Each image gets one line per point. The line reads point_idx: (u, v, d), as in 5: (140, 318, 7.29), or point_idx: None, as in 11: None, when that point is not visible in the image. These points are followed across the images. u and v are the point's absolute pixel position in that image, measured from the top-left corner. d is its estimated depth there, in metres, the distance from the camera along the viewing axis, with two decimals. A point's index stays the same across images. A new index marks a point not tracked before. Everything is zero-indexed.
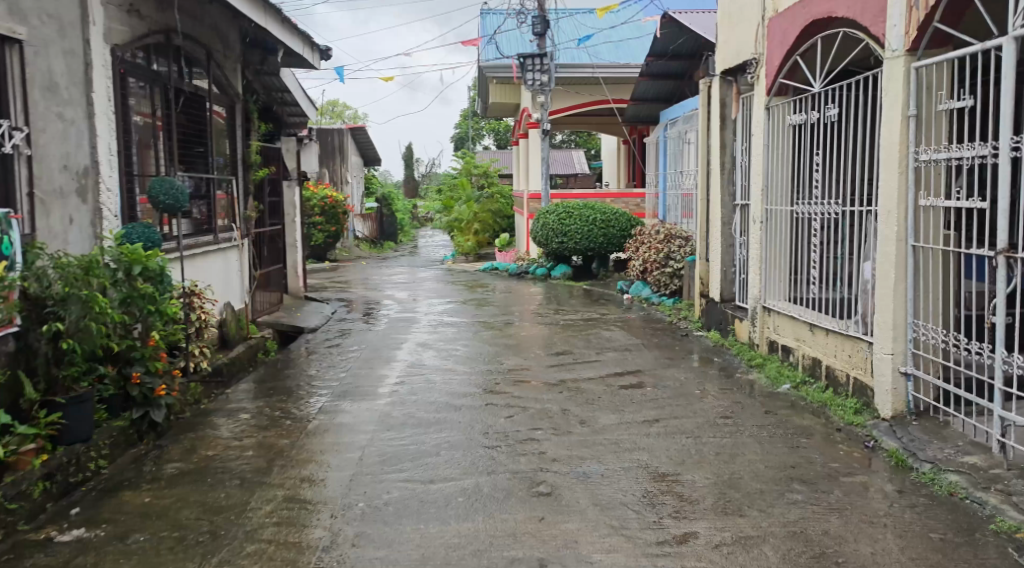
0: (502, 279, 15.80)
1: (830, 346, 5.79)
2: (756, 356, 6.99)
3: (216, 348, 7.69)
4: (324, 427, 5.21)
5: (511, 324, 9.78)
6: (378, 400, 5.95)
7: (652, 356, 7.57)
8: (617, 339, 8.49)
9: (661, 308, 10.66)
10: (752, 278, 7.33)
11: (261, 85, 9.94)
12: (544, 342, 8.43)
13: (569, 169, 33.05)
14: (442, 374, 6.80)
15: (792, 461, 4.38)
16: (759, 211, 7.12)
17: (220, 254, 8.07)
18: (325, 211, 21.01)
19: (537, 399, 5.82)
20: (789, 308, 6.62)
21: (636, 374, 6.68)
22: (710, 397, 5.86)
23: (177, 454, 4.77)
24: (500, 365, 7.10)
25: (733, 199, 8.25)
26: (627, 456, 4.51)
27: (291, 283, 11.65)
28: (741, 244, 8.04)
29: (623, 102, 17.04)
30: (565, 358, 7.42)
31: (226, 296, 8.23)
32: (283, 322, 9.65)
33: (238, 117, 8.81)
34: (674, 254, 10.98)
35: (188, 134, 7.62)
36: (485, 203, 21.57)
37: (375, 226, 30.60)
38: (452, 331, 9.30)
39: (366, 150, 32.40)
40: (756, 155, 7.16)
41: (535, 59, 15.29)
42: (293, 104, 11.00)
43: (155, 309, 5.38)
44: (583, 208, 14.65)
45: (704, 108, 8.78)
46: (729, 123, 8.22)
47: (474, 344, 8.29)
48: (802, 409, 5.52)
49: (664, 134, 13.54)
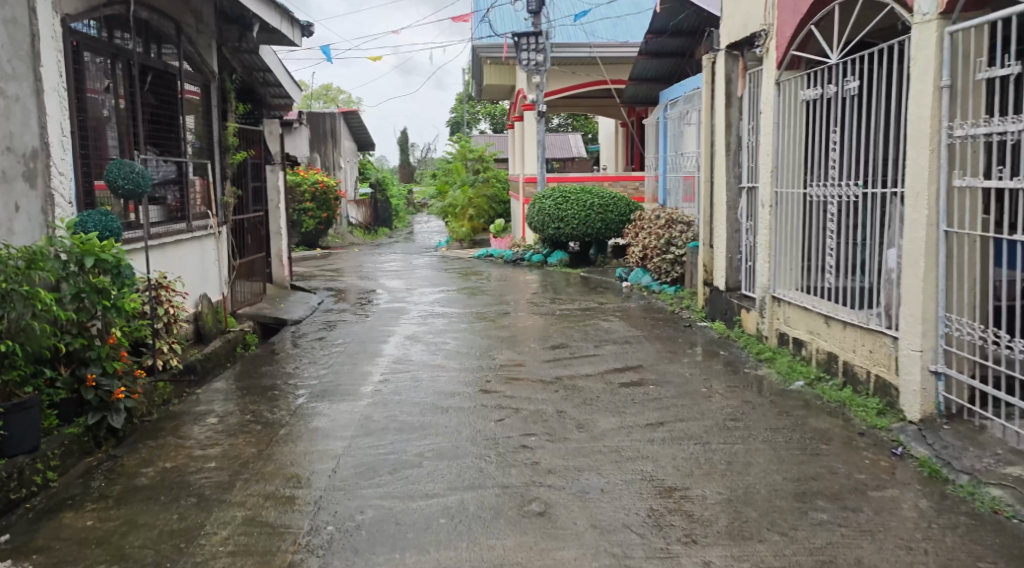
0: (497, 266, 15.34)
1: (848, 340, 5.35)
2: (765, 349, 6.55)
3: (190, 344, 7.26)
4: (298, 433, 4.76)
5: (506, 315, 9.32)
6: (360, 401, 5.50)
7: (655, 349, 7.12)
8: (617, 330, 8.04)
9: (662, 296, 10.21)
10: (761, 266, 6.88)
11: (240, 64, 9.44)
12: (540, 334, 7.98)
13: (566, 153, 32.52)
14: (430, 370, 6.36)
15: (813, 472, 3.93)
16: (769, 194, 6.67)
17: (194, 244, 7.61)
18: (316, 197, 20.49)
19: (531, 399, 5.37)
20: (801, 298, 6.17)
21: (637, 370, 6.23)
22: (718, 396, 5.42)
23: (132, 466, 4.32)
24: (492, 360, 6.65)
25: (740, 181, 7.78)
26: (629, 466, 4.06)
27: (275, 272, 11.16)
28: (748, 229, 7.59)
29: (621, 82, 16.53)
30: (561, 352, 6.97)
31: (201, 287, 7.78)
32: (266, 314, 9.18)
33: (213, 97, 8.32)
34: (675, 240, 10.55)
35: (157, 115, 7.13)
36: (480, 188, 21.03)
37: (369, 213, 30.07)
38: (443, 322, 8.85)
39: (360, 134, 31.85)
40: (765, 134, 6.70)
41: (530, 37, 14.70)
42: (276, 85, 10.51)
43: (112, 305, 4.91)
44: (580, 193, 14.19)
45: (708, 85, 8.31)
46: (735, 101, 7.74)
47: (466, 337, 7.84)
48: (819, 409, 5.08)
49: (664, 114, 13.05)
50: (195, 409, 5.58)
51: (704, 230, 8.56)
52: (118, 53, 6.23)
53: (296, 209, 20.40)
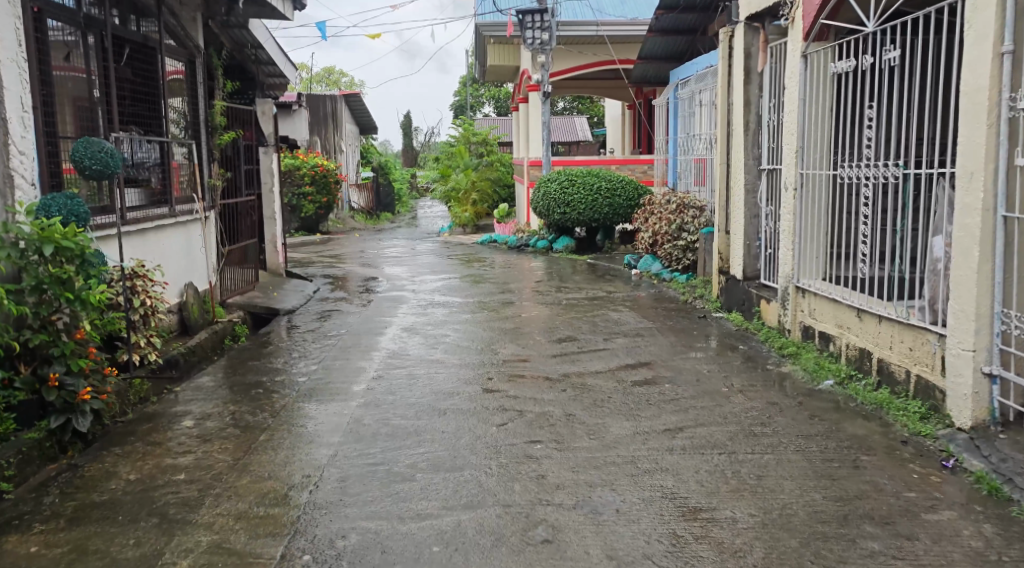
0: (501, 252, 14.87)
1: (884, 337, 4.88)
2: (788, 343, 6.09)
3: (174, 336, 6.84)
4: (280, 438, 4.32)
5: (510, 304, 8.86)
6: (350, 402, 5.05)
7: (668, 342, 6.66)
8: (627, 321, 7.57)
9: (673, 284, 9.73)
10: (783, 254, 6.40)
11: (229, 40, 8.94)
12: (546, 325, 7.52)
13: (571, 136, 31.93)
14: (427, 366, 5.91)
15: (856, 489, 3.49)
16: (793, 177, 6.19)
17: (177, 231, 7.15)
18: (315, 181, 19.97)
19: (536, 400, 4.91)
20: (828, 289, 5.70)
21: (650, 366, 5.78)
22: (740, 396, 4.95)
23: (94, 476, 3.88)
24: (495, 355, 6.19)
25: (759, 163, 7.27)
26: (647, 482, 3.62)
27: (269, 258, 10.68)
28: (767, 215, 7.12)
29: (629, 62, 15.97)
30: (568, 345, 6.51)
31: (187, 276, 7.33)
32: (257, 303, 8.73)
33: (198, 73, 7.83)
34: (687, 225, 10.06)
35: (135, 92, 6.66)
36: (483, 171, 20.64)
37: (371, 197, 29.63)
38: (443, 312, 8.40)
39: (361, 117, 31.29)
40: (788, 112, 6.20)
41: (535, 14, 14.15)
42: (269, 62, 10.00)
43: (76, 297, 4.46)
44: (587, 176, 13.70)
45: (724, 61, 7.80)
46: (755, 77, 7.23)
47: (468, 329, 7.38)
48: (853, 412, 4.62)
49: (675, 94, 12.52)
50: (173, 408, 5.13)
51: (719, 216, 8.08)
52: (89, 24, 5.76)
53: (295, 194, 19.85)
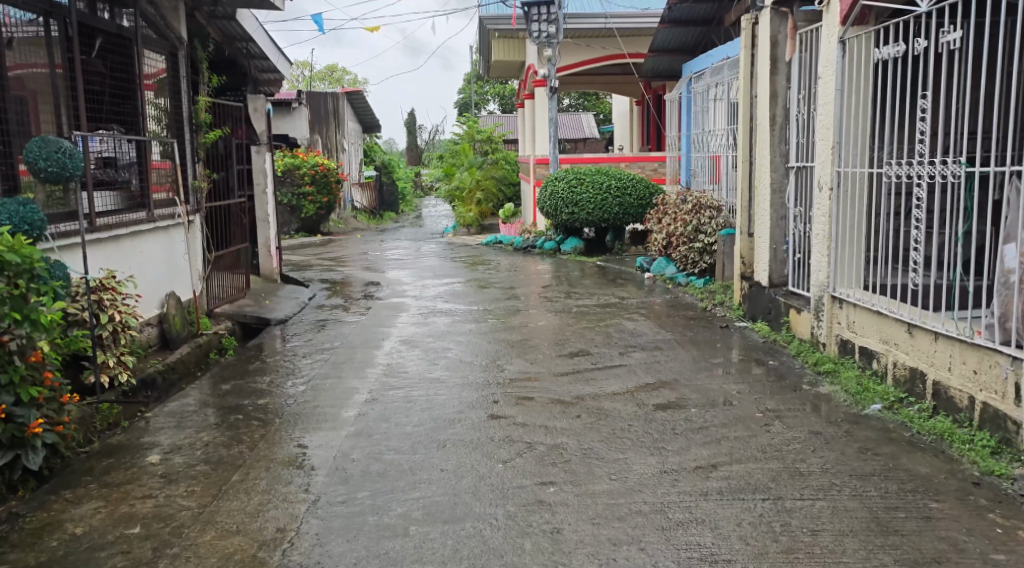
0: (507, 254, 14.32)
1: (941, 357, 4.32)
2: (824, 359, 5.53)
3: (153, 351, 6.31)
4: (255, 479, 3.79)
5: (516, 312, 8.31)
6: (339, 431, 4.50)
7: (690, 356, 6.10)
8: (643, 332, 7.01)
9: (689, 290, 9.17)
10: (817, 260, 5.83)
11: (217, 31, 8.41)
12: (555, 336, 6.96)
13: (578, 133, 31.39)
14: (425, 386, 5.36)
15: (931, 550, 2.93)
16: (828, 176, 5.63)
17: (157, 237, 6.62)
18: (315, 180, 19.41)
19: (547, 429, 4.36)
20: (871, 300, 5.14)
21: (673, 386, 5.22)
22: (777, 423, 4.40)
23: (36, 529, 3.34)
24: (501, 373, 5.64)
25: (787, 160, 6.71)
26: (681, 538, 3.07)
27: (262, 263, 10.12)
28: (796, 216, 6.56)
29: (639, 56, 15.40)
30: (581, 361, 5.95)
31: (168, 284, 6.80)
32: (247, 312, 8.19)
33: (182, 67, 7.30)
34: (703, 227, 9.49)
35: (107, 86, 6.13)
36: (488, 170, 20.10)
37: (374, 197, 29.12)
38: (445, 322, 7.85)
39: (364, 116, 30.78)
40: (823, 103, 5.63)
41: (541, 6, 13.70)
42: (261, 56, 9.48)
43: (26, 318, 3.86)
44: (595, 174, 13.13)
45: (746, 50, 7.26)
46: (782, 67, 6.67)
47: (471, 341, 6.84)
48: (910, 443, 4.06)
49: (688, 88, 11.95)
50: (140, 437, 4.59)
51: (741, 217, 7.52)
52: (52, 10, 5.24)
53: (294, 194, 19.30)
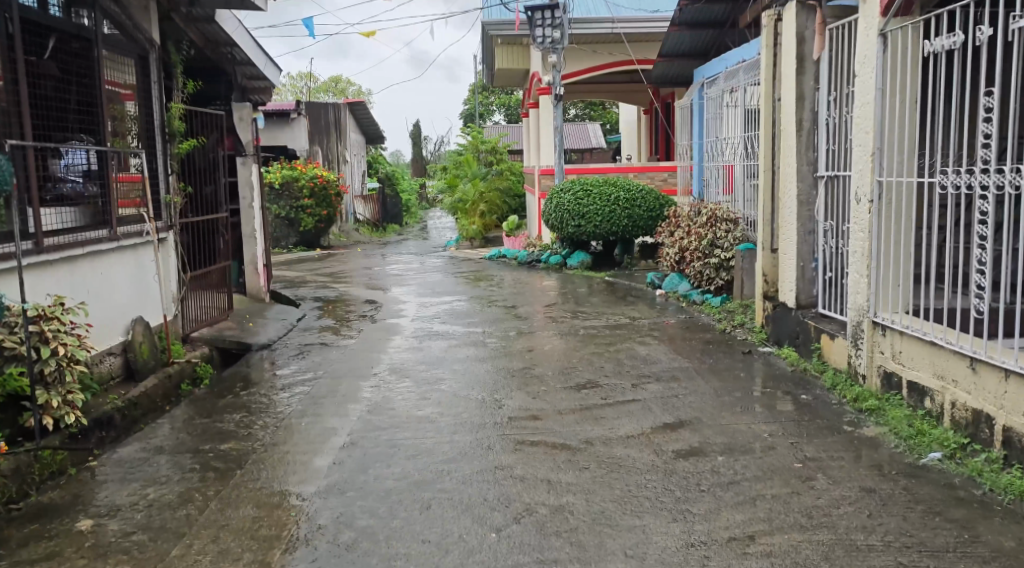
0: (511, 268, 13.70)
1: (1015, 399, 3.67)
2: (865, 394, 4.88)
3: (114, 384, 5.70)
4: (200, 555, 3.17)
5: (519, 334, 7.68)
6: (309, 486, 3.88)
7: (711, 389, 5.44)
8: (658, 359, 6.35)
9: (705, 308, 8.53)
10: (854, 281, 5.18)
11: (197, 35, 7.86)
12: (561, 364, 6.32)
13: (585, 143, 30.90)
14: (412, 427, 4.74)
15: None
16: (867, 187, 4.99)
17: (121, 258, 6.01)
18: (315, 193, 18.84)
19: (550, 487, 3.72)
20: (921, 328, 4.49)
21: (694, 427, 4.57)
22: (820, 477, 3.75)
23: None
24: (499, 411, 5.00)
25: (815, 170, 6.09)
26: None
27: (247, 281, 9.44)
28: (827, 230, 5.93)
29: (648, 62, 14.86)
30: (589, 395, 5.31)
31: (134, 309, 6.19)
32: (227, 336, 7.58)
33: (155, 72, 6.71)
34: (719, 242, 8.87)
35: (62, 93, 5.56)
36: (493, 182, 19.49)
37: (376, 210, 28.57)
38: (440, 346, 7.22)
39: (367, 127, 30.26)
40: (862, 104, 5.01)
41: (546, 10, 13.11)
42: (247, 62, 8.91)
43: None
44: (603, 185, 12.51)
45: (768, 49, 6.67)
46: (810, 66, 6.06)
47: (468, 370, 6.20)
48: (982, 505, 3.41)
49: (700, 95, 11.35)
50: (78, 492, 3.97)
51: (763, 232, 6.88)
52: None
53: (292, 207, 18.80)
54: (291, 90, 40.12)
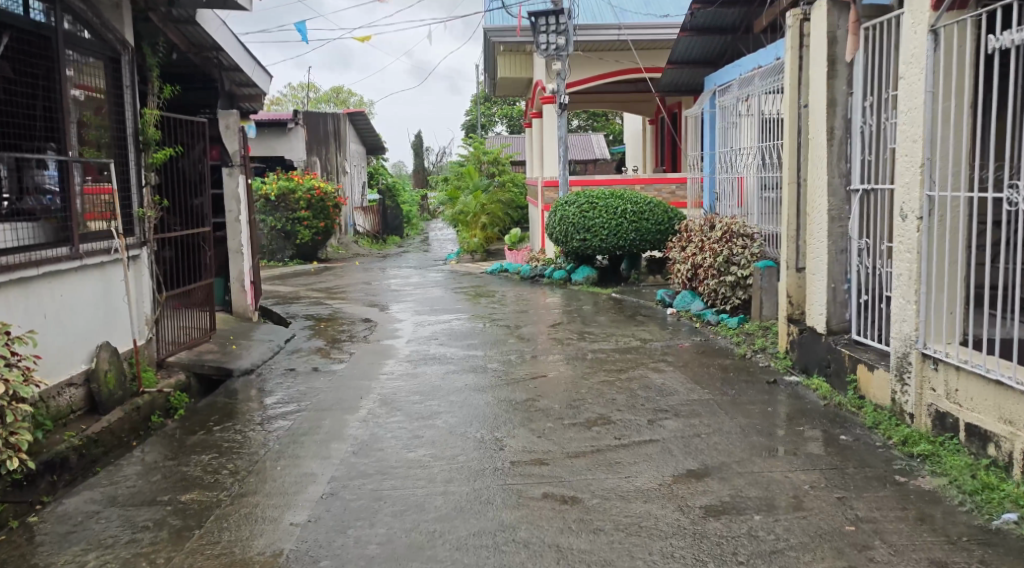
0: (513, 284, 13.14)
1: None
2: (914, 437, 4.32)
3: (74, 419, 5.13)
4: None
5: (522, 359, 7.11)
6: (279, 552, 3.32)
7: (737, 426, 4.88)
8: (675, 389, 5.79)
9: (721, 330, 7.97)
10: (898, 307, 4.64)
11: (177, 37, 7.37)
12: (568, 395, 5.76)
13: (589, 156, 30.48)
14: (402, 475, 4.18)
15: None
16: (915, 203, 4.43)
17: (83, 278, 5.45)
18: (311, 205, 18.32)
19: (561, 557, 3.16)
20: (983, 363, 3.95)
21: (723, 476, 4.01)
22: (878, 546, 3.20)
23: None
24: (501, 455, 4.44)
25: (848, 183, 5.56)
26: None
27: (233, 299, 8.84)
28: (863, 249, 5.39)
29: (656, 70, 14.38)
30: (601, 435, 4.74)
31: (99, 334, 5.62)
32: (207, 359, 6.95)
33: (128, 75, 6.19)
34: (736, 258, 8.31)
35: (20, 95, 5.05)
36: (495, 194, 18.93)
37: (376, 221, 28.07)
38: (437, 372, 6.66)
39: (369, 137, 29.77)
40: (909, 110, 4.46)
41: (550, 16, 12.60)
42: (235, 66, 8.37)
43: None
44: (609, 197, 11.92)
45: (792, 52, 6.15)
46: (842, 69, 5.52)
47: (466, 402, 5.64)
48: None
49: (712, 104, 10.82)
50: (10, 556, 3.41)
51: (787, 250, 6.33)
52: None
53: (287, 219, 18.28)
54: (291, 100, 39.71)
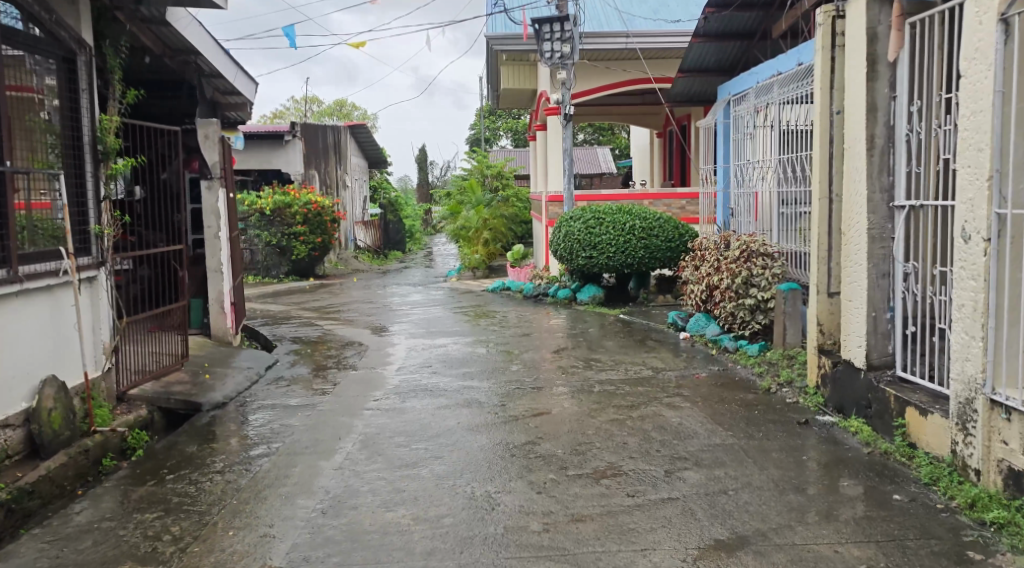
0: (515, 303, 12.48)
1: None
2: (985, 499, 3.67)
3: (7, 467, 4.49)
4: None
5: (522, 391, 6.44)
6: None
7: (768, 479, 4.21)
8: (694, 431, 5.11)
9: (741, 358, 7.30)
10: (960, 345, 3.97)
11: (150, 41, 6.86)
12: (573, 437, 5.09)
13: (595, 169, 29.94)
14: (377, 546, 3.52)
15: None
16: (982, 223, 3.78)
17: (24, 306, 4.83)
18: (308, 220, 17.82)
19: None
20: None
21: (758, 552, 3.34)
22: None
23: None
24: (495, 518, 3.78)
25: (891, 199, 4.92)
26: None
27: (212, 322, 8.16)
28: (910, 274, 4.75)
29: (666, 81, 13.77)
30: (613, 492, 4.08)
31: (42, 369, 4.95)
32: (175, 392, 6.24)
33: (85, 79, 5.57)
34: (757, 280, 7.67)
35: None
36: (497, 208, 18.15)
37: (378, 236, 27.50)
38: (426, 407, 5.99)
39: (370, 151, 29.22)
40: (973, 114, 3.82)
41: (554, 23, 12.02)
42: (215, 71, 7.76)
43: None
44: (616, 213, 11.29)
45: (823, 52, 5.54)
46: (884, 69, 4.89)
47: (457, 446, 4.97)
48: None
49: (726, 114, 10.20)
50: None
51: (817, 272, 5.68)
52: None
53: (283, 234, 17.68)
54: (293, 112, 39.18)
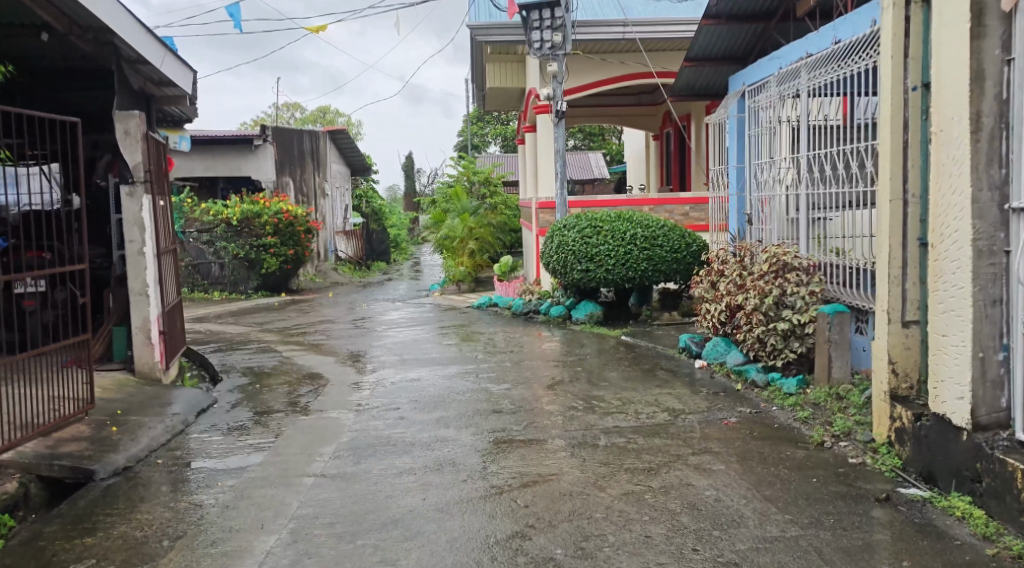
0: (502, 323, 11.14)
1: None
2: None
3: None
4: None
5: (507, 447, 5.09)
6: None
7: None
8: (741, 516, 3.77)
9: (776, 395, 6.01)
10: None
11: (50, 16, 5.51)
12: (578, 524, 3.76)
13: (585, 174, 28.71)
14: None
15: None
16: None
17: None
18: (279, 231, 16.35)
19: None
20: None
21: None
22: None
23: None
24: None
25: (1006, 200, 3.62)
26: None
27: (137, 355, 6.78)
28: None
29: (669, 75, 12.57)
30: None
31: None
32: (62, 455, 4.85)
33: None
34: (791, 300, 6.39)
35: None
36: (483, 216, 16.73)
37: (360, 246, 26.17)
38: (383, 474, 4.63)
39: (353, 159, 27.83)
40: None
41: (544, 9, 10.72)
42: (135, 53, 6.38)
43: None
44: (616, 220, 9.96)
45: (893, 12, 4.25)
46: (995, 25, 3.60)
47: (415, 543, 3.63)
48: None
49: (739, 108, 8.90)
50: None
51: (888, 296, 4.37)
52: None
53: (252, 246, 16.28)
54: (273, 119, 37.69)
